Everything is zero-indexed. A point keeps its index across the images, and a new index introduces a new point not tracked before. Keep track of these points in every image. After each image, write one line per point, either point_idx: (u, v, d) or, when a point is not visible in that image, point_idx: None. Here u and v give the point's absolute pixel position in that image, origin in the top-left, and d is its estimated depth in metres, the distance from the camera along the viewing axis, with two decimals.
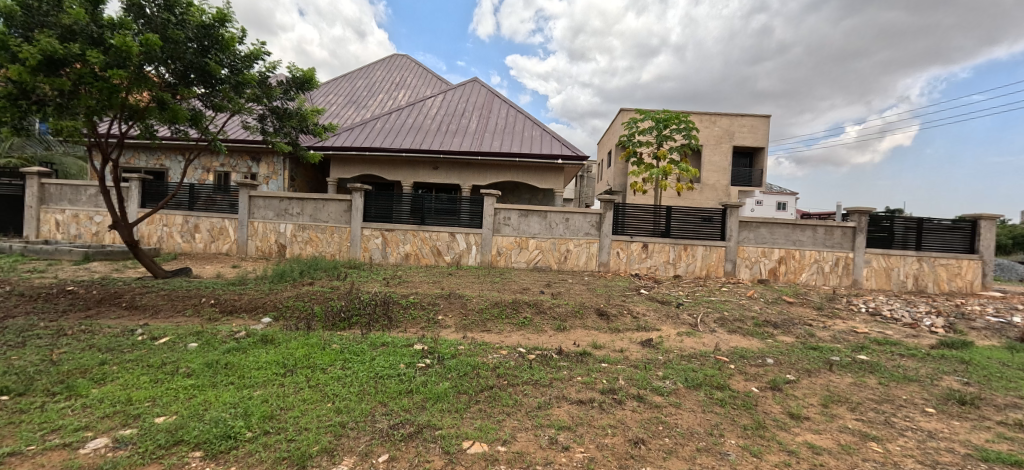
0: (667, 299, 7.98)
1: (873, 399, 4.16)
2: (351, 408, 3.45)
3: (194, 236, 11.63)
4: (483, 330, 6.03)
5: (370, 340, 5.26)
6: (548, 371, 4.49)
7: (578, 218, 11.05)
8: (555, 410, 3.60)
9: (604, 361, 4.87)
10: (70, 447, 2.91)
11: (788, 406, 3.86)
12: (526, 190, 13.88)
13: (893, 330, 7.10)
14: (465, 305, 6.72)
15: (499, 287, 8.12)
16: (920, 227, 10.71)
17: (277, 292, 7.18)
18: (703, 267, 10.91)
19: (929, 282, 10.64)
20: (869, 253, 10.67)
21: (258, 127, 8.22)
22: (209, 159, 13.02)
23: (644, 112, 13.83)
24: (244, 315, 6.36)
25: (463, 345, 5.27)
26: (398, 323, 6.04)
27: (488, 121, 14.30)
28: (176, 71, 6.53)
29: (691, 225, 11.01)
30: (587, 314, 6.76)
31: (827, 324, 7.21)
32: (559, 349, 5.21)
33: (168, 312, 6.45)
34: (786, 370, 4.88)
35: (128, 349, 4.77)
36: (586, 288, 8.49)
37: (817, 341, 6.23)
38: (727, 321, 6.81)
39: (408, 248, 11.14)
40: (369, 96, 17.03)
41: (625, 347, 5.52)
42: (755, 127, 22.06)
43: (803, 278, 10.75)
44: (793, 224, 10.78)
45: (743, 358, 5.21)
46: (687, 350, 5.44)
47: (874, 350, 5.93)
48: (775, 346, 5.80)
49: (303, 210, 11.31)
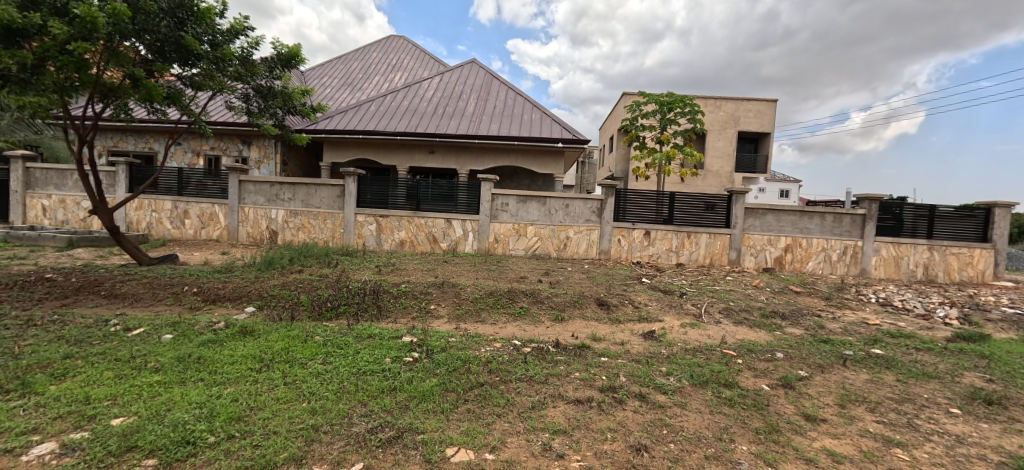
0: (670, 289, 7.67)
1: (893, 399, 3.88)
2: (327, 409, 3.17)
3: (184, 222, 11.32)
4: (477, 320, 5.74)
5: (358, 332, 4.96)
6: (545, 367, 4.20)
7: (579, 203, 10.68)
8: (550, 411, 3.31)
9: (603, 356, 4.59)
10: (12, 454, 2.64)
11: (803, 407, 3.57)
12: (525, 175, 13.48)
13: (905, 321, 6.81)
14: (459, 295, 6.41)
15: (496, 275, 7.85)
16: (932, 215, 10.34)
17: (263, 281, 6.88)
18: (706, 255, 10.60)
19: (939, 272, 10.33)
20: (878, 242, 10.32)
21: (243, 108, 7.83)
22: (199, 142, 12.65)
23: (648, 95, 13.31)
24: (228, 304, 6.08)
25: (455, 338, 4.98)
26: (388, 313, 5.76)
27: (486, 104, 13.85)
28: (151, 46, 6.13)
29: (694, 212, 10.65)
30: (587, 304, 6.47)
31: (836, 315, 6.92)
32: (556, 342, 4.92)
33: (148, 300, 6.15)
34: (797, 365, 4.59)
35: (98, 341, 4.49)
36: (586, 277, 8.20)
37: (828, 333, 5.93)
38: (733, 311, 6.51)
39: (402, 235, 10.82)
40: (365, 78, 16.56)
41: (626, 339, 5.24)
42: (761, 112, 21.54)
43: (810, 266, 10.42)
44: (801, 212, 10.41)
45: (751, 352, 4.91)
46: (692, 344, 5.15)
47: (888, 343, 5.65)
48: (783, 339, 5.52)
49: (295, 195, 10.97)
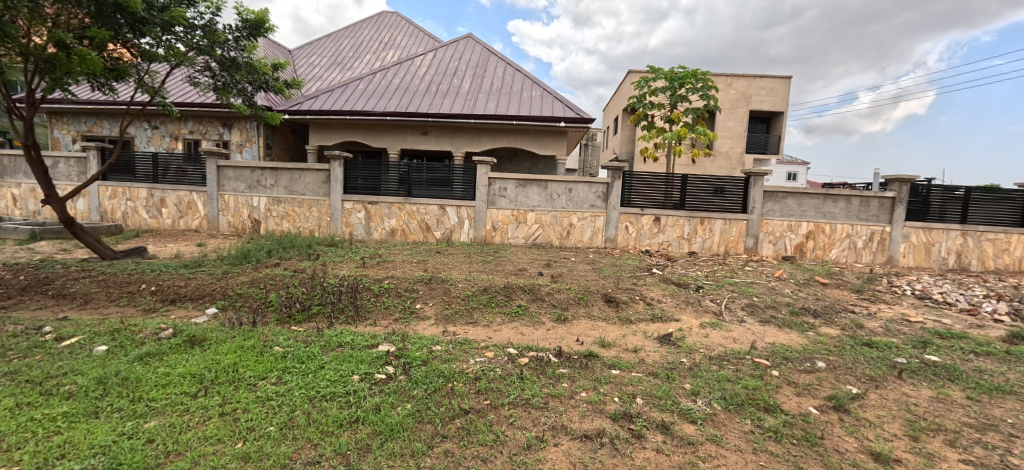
0: (683, 281, 6.91)
1: (973, 427, 3.15)
2: (265, 454, 2.48)
3: (161, 211, 10.62)
4: (468, 322, 5.02)
5: (328, 339, 4.25)
6: (545, 385, 3.49)
7: (582, 188, 9.89)
8: (551, 452, 2.61)
9: (615, 368, 3.88)
10: None
11: (867, 441, 2.85)
12: (526, 158, 12.66)
13: (951, 318, 6.06)
14: (449, 292, 5.67)
15: (492, 267, 7.10)
16: (967, 197, 9.50)
17: (230, 277, 6.16)
18: (722, 242, 9.84)
19: (973, 259, 9.54)
20: (908, 227, 9.51)
21: (209, 84, 7.05)
22: (177, 125, 11.88)
23: (657, 70, 12.31)
24: (188, 304, 5.41)
25: (440, 346, 4.24)
26: (367, 314, 5.06)
27: (483, 81, 12.93)
28: (88, 9, 5.32)
29: (708, 196, 9.84)
30: (593, 301, 5.73)
31: (872, 311, 6.18)
32: (558, 350, 4.19)
33: (100, 302, 5.46)
34: (844, 378, 3.87)
35: (17, 356, 3.79)
36: (591, 268, 7.45)
37: (868, 334, 5.20)
38: (758, 308, 5.77)
39: (393, 223, 10.08)
40: (355, 56, 15.61)
41: (639, 344, 4.53)
42: (775, 89, 20.48)
43: (833, 254, 9.67)
44: (824, 195, 9.59)
45: (786, 361, 4.17)
46: (716, 350, 4.42)
47: (941, 346, 4.90)
48: (820, 342, 4.79)
49: (277, 181, 10.20)
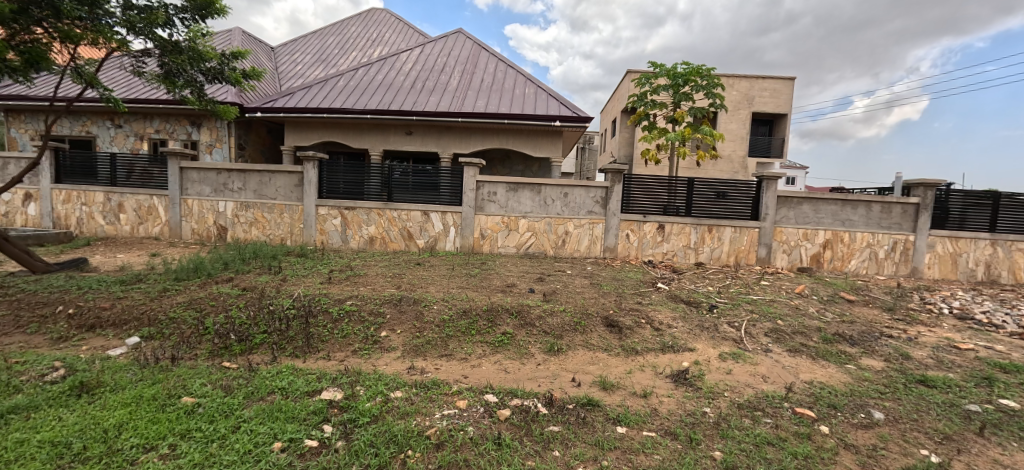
0: (694, 300, 6.05)
1: None
2: None
3: (119, 217, 9.72)
4: (442, 355, 4.16)
5: (258, 383, 3.36)
6: (530, 455, 2.62)
7: (579, 192, 9.07)
8: None
9: (620, 424, 3.02)
10: None
11: None
12: (518, 160, 11.81)
13: (1004, 344, 5.23)
14: (421, 317, 4.78)
15: (477, 283, 6.25)
16: (996, 204, 8.72)
17: (166, 297, 5.25)
18: (731, 252, 9.03)
19: (1003, 271, 8.76)
20: (933, 236, 8.73)
21: (155, 73, 6.19)
22: (142, 125, 11.04)
23: (659, 66, 11.47)
24: (108, 332, 4.51)
25: (400, 392, 3.35)
26: (321, 346, 4.19)
27: (473, 78, 12.09)
28: None
29: (716, 202, 9.01)
30: (592, 327, 4.86)
31: (911, 335, 5.35)
32: (549, 397, 3.32)
33: (2, 329, 4.54)
34: (914, 437, 3.02)
35: None
36: (589, 284, 6.60)
37: (917, 367, 4.37)
38: (784, 335, 4.93)
39: (372, 230, 9.21)
40: (340, 53, 14.78)
41: (650, 386, 3.67)
42: (778, 91, 19.79)
43: (852, 265, 8.86)
44: (842, 201, 8.78)
45: (835, 411, 3.33)
46: (745, 395, 3.56)
47: (1008, 383, 4.05)
48: (867, 380, 3.95)
49: (246, 185, 9.33)
